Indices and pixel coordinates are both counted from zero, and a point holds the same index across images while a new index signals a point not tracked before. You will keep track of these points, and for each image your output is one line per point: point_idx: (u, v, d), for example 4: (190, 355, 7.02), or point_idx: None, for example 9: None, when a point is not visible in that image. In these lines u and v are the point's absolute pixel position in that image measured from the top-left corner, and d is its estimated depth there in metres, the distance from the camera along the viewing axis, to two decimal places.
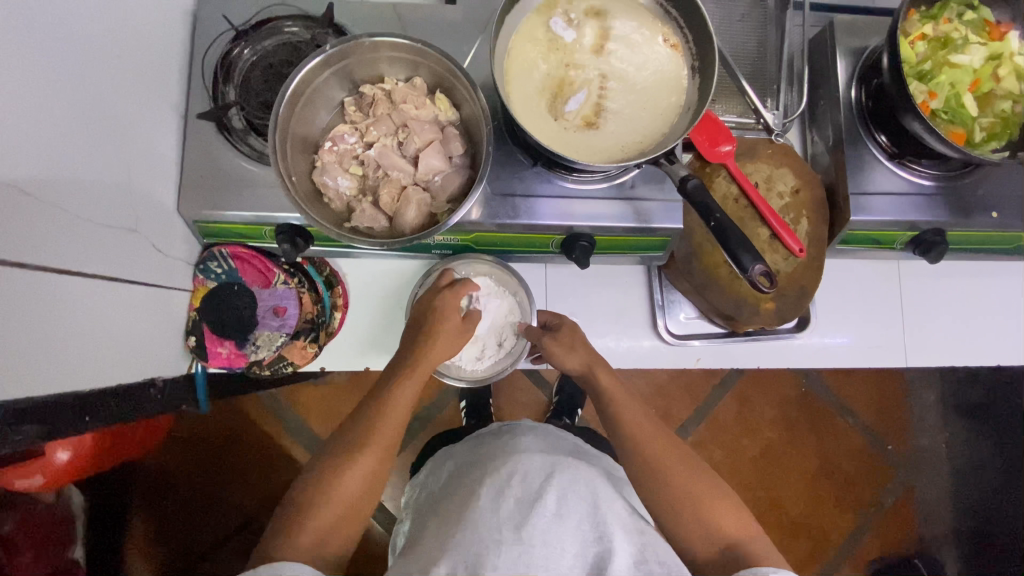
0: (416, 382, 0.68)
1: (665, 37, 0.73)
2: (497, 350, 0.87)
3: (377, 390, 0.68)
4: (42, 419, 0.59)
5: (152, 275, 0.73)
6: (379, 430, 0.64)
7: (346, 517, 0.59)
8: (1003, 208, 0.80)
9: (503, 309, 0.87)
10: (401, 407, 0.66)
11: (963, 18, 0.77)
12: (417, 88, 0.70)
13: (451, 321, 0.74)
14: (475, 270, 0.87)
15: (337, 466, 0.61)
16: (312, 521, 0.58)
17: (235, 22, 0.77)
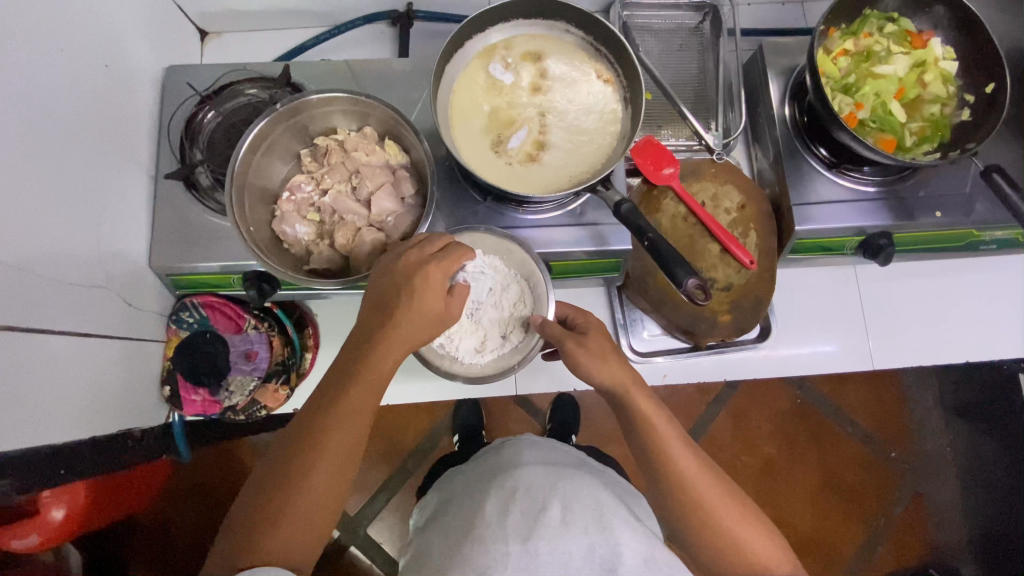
0: (371, 379, 0.61)
1: (599, 74, 0.78)
2: (501, 343, 0.81)
3: (330, 389, 0.62)
4: (20, 473, 0.61)
5: (123, 329, 0.76)
6: (331, 436, 0.59)
7: (308, 533, 0.58)
8: (945, 207, 0.82)
9: (514, 298, 0.81)
10: (357, 410, 0.60)
11: (884, 31, 0.81)
12: (367, 137, 0.75)
13: (429, 300, 0.61)
14: (482, 245, 0.80)
15: (293, 478, 0.58)
16: (269, 539, 0.56)
17: (199, 88, 0.83)
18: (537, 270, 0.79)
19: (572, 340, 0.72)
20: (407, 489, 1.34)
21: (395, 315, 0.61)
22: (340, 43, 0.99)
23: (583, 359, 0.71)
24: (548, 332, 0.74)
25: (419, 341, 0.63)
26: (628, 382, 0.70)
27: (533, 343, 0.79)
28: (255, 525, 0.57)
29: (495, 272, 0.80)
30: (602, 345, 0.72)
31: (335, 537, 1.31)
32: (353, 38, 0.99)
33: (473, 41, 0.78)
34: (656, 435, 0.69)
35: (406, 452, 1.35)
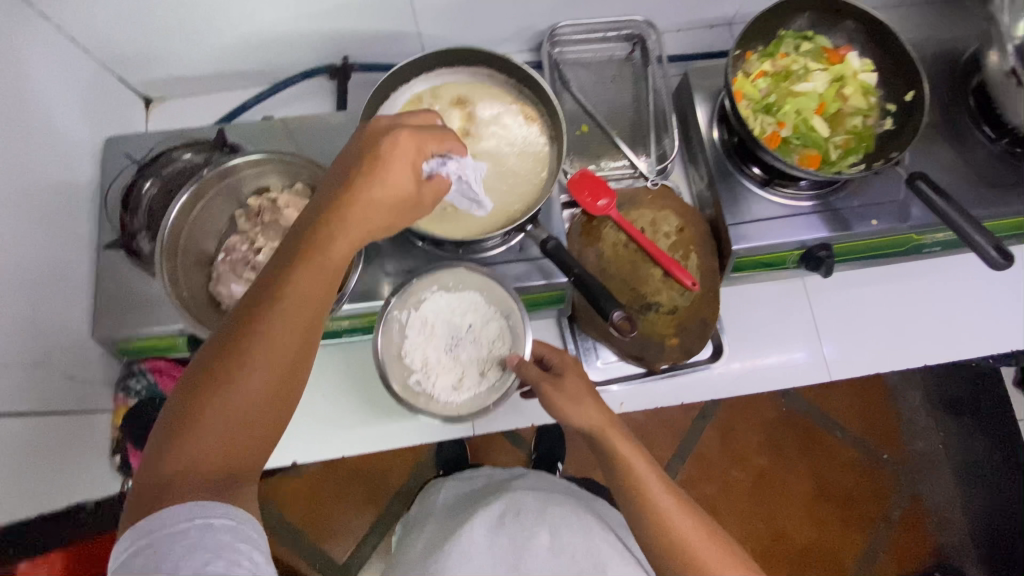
0: (322, 260, 0.50)
1: (525, 115, 0.80)
2: (479, 381, 0.80)
3: (269, 271, 0.51)
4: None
5: (65, 403, 0.76)
6: (270, 330, 0.48)
7: (241, 441, 0.48)
8: (880, 215, 0.82)
9: (493, 335, 0.81)
10: (307, 295, 0.50)
11: (800, 49, 0.83)
12: (300, 193, 0.75)
13: (396, 176, 0.52)
14: (462, 282, 0.81)
15: (220, 376, 0.47)
16: (192, 449, 0.46)
17: (136, 157, 0.84)
18: (514, 307, 0.78)
19: (547, 383, 0.73)
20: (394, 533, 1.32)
21: (355, 190, 0.51)
22: (281, 99, 1.01)
23: (558, 401, 0.72)
24: (526, 374, 0.75)
25: (382, 229, 0.54)
26: (605, 423, 0.70)
27: (511, 383, 0.78)
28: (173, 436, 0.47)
29: (474, 309, 0.81)
30: (577, 387, 0.73)
31: None
32: (296, 93, 1.02)
33: (398, 92, 0.80)
34: (635, 477, 0.67)
35: (390, 495, 1.33)
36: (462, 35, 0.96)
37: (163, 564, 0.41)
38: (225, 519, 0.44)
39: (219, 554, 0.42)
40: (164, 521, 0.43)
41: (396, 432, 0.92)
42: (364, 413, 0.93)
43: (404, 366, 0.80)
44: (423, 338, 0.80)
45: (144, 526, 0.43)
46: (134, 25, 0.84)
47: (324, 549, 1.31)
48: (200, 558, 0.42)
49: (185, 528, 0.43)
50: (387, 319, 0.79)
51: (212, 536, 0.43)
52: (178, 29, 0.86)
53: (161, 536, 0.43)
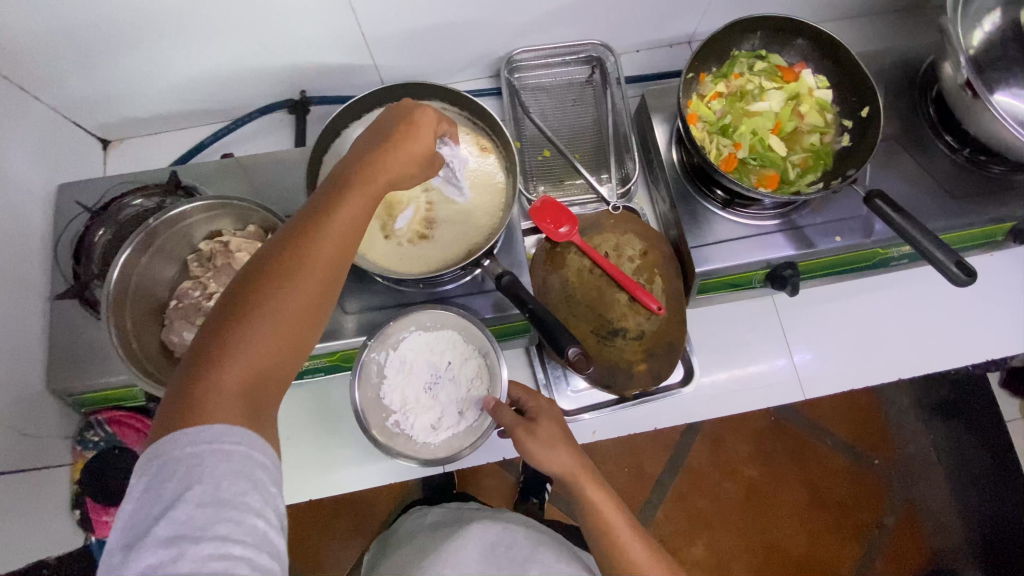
0: (367, 198, 0.54)
1: (479, 146, 0.79)
2: (457, 420, 0.81)
3: (313, 204, 0.53)
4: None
5: (21, 462, 0.74)
6: (315, 253, 0.51)
7: (272, 360, 0.49)
8: (843, 232, 0.82)
9: (471, 374, 0.82)
10: (350, 225, 0.53)
11: (754, 69, 0.83)
12: (252, 236, 0.74)
13: (429, 133, 0.58)
14: (443, 323, 0.82)
15: (263, 294, 0.49)
16: (228, 361, 0.47)
17: (88, 203, 0.83)
18: (492, 349, 0.80)
19: (521, 428, 0.71)
20: None
21: (396, 141, 0.56)
22: (241, 135, 1.00)
23: (532, 449, 0.69)
24: (500, 419, 0.73)
25: (410, 182, 0.59)
26: (579, 471, 0.68)
27: (488, 423, 0.80)
28: (217, 347, 0.47)
29: (453, 347, 0.82)
30: (552, 433, 0.71)
31: None
32: (256, 127, 1.01)
33: (351, 128, 0.79)
34: (609, 528, 0.66)
35: (376, 525, 1.31)
36: (420, 64, 0.96)
37: (206, 481, 0.42)
38: (264, 455, 0.45)
39: (258, 488, 0.44)
40: (213, 432, 0.44)
41: (369, 470, 0.91)
42: (336, 452, 0.92)
43: (384, 409, 0.81)
44: (404, 378, 0.81)
45: (191, 435, 0.43)
46: (83, 71, 0.83)
47: None
48: (240, 486, 0.43)
49: (229, 451, 0.43)
50: (364, 360, 0.80)
51: (252, 468, 0.44)
52: (128, 72, 0.85)
53: (206, 450, 0.43)
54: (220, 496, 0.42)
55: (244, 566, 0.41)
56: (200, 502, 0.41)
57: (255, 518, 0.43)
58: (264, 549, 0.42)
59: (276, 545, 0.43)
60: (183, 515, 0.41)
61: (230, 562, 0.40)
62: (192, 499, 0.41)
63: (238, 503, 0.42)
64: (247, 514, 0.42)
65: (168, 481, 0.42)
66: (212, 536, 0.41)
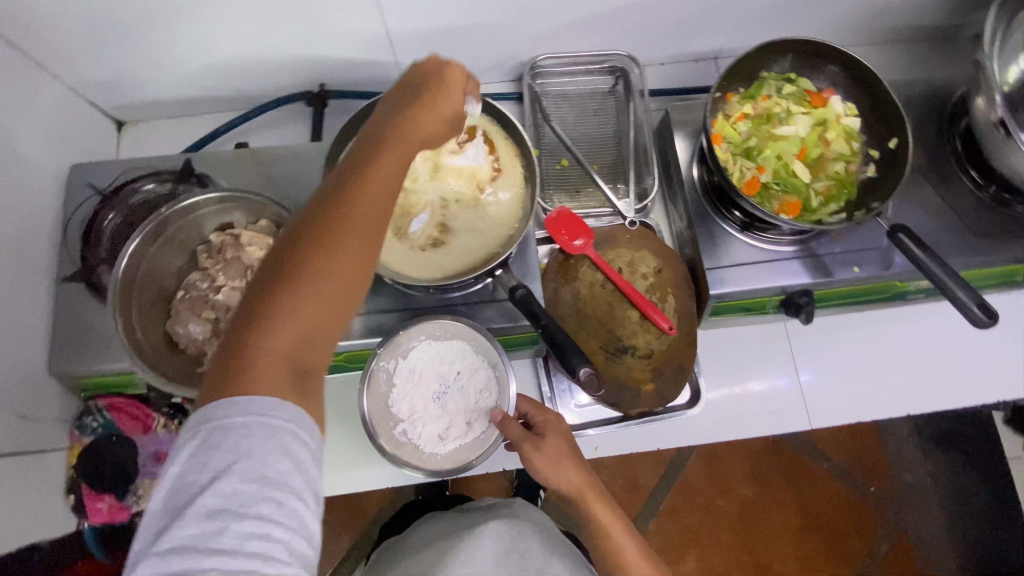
0: (401, 159, 0.53)
1: (499, 153, 0.78)
2: (465, 431, 0.79)
3: (348, 166, 0.52)
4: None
5: (20, 443, 0.73)
6: (356, 215, 0.49)
7: (315, 326, 0.47)
8: (862, 262, 0.81)
9: (480, 385, 0.80)
10: (389, 184, 0.51)
11: (782, 91, 0.81)
12: (264, 230, 0.73)
13: (454, 95, 0.58)
14: (451, 332, 0.80)
15: (304, 259, 0.47)
16: (273, 330, 0.45)
17: (99, 186, 0.82)
18: (501, 361, 0.78)
19: (528, 444, 0.72)
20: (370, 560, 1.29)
21: (423, 102, 0.56)
22: (257, 125, 0.99)
23: (539, 465, 0.71)
24: (507, 432, 0.73)
25: (436, 143, 0.59)
26: (584, 487, 0.72)
27: (495, 435, 0.78)
28: (259, 314, 0.45)
29: (462, 357, 0.80)
30: (558, 447, 0.73)
31: None
32: (272, 117, 1.00)
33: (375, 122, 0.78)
34: (613, 543, 0.71)
35: (367, 520, 1.30)
36: None
37: (253, 457, 0.41)
38: (311, 434, 0.44)
39: (302, 469, 0.43)
40: (265, 409, 0.42)
41: (367, 470, 0.90)
42: (335, 451, 0.91)
43: (391, 418, 0.79)
44: (411, 386, 0.79)
45: (241, 405, 0.42)
46: (104, 52, 0.82)
47: None
48: (284, 466, 0.42)
49: (275, 428, 0.42)
50: (373, 370, 0.78)
51: (297, 447, 0.43)
52: (146, 54, 0.84)
53: (254, 422, 0.42)
54: (266, 474, 0.41)
55: (283, 548, 0.41)
56: (245, 479, 0.40)
57: (295, 499, 0.42)
58: (300, 534, 0.42)
59: (312, 530, 0.43)
60: (228, 489, 0.40)
61: (268, 544, 0.40)
62: (239, 473, 0.40)
63: (282, 482, 0.42)
64: (289, 496, 0.42)
65: (216, 451, 0.41)
66: (254, 515, 0.40)
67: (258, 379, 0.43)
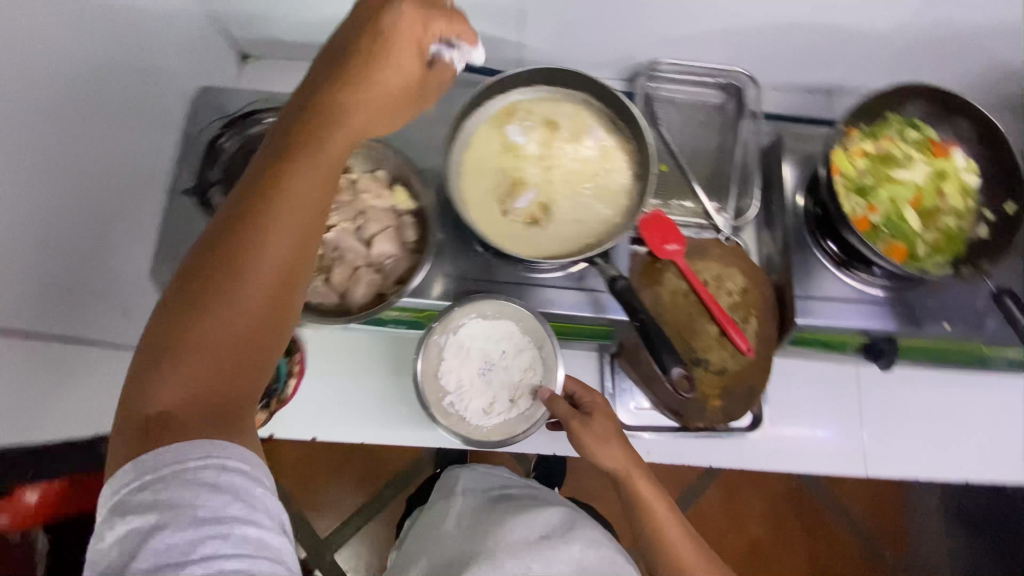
0: (321, 166, 0.49)
1: (615, 145, 0.78)
2: (509, 407, 0.80)
3: (258, 181, 0.49)
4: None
5: (111, 334, 0.76)
6: (260, 250, 0.47)
7: (232, 365, 0.47)
8: (953, 319, 0.80)
9: (525, 364, 0.81)
10: (299, 207, 0.49)
11: (905, 136, 0.81)
12: (379, 180, 0.76)
13: (401, 59, 0.50)
14: (501, 311, 0.81)
15: (207, 303, 0.46)
16: (183, 374, 0.45)
17: (229, 109, 0.86)
18: (549, 340, 0.79)
19: (577, 421, 0.73)
20: (380, 521, 1.30)
21: (345, 88, 0.50)
22: None
23: (587, 441, 0.72)
24: (555, 410, 0.75)
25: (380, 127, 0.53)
26: (630, 466, 0.72)
27: (539, 414, 0.79)
28: (166, 357, 0.45)
29: (509, 337, 0.81)
30: (606, 428, 0.74)
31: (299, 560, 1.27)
32: None
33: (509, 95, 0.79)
34: (659, 523, 0.71)
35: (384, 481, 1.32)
36: (559, 53, 0.96)
37: (181, 504, 0.41)
38: (239, 462, 0.44)
39: (239, 497, 0.42)
40: (181, 449, 0.43)
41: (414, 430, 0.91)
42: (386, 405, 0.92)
43: (440, 388, 0.80)
44: (458, 360, 0.80)
45: (152, 459, 0.42)
46: None
47: (308, 519, 1.29)
48: (220, 498, 0.41)
49: (196, 469, 0.42)
50: (427, 343, 0.79)
51: (227, 479, 0.43)
52: None
53: (171, 473, 0.42)
54: (201, 516, 0.40)
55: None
56: (179, 528, 0.40)
57: (244, 525, 0.42)
58: (262, 555, 0.42)
59: (274, 548, 0.43)
60: (164, 544, 0.40)
61: None
62: (168, 524, 0.40)
63: (221, 516, 0.41)
64: (234, 524, 0.41)
65: (142, 514, 0.41)
66: (199, 556, 0.40)
67: (175, 424, 0.44)
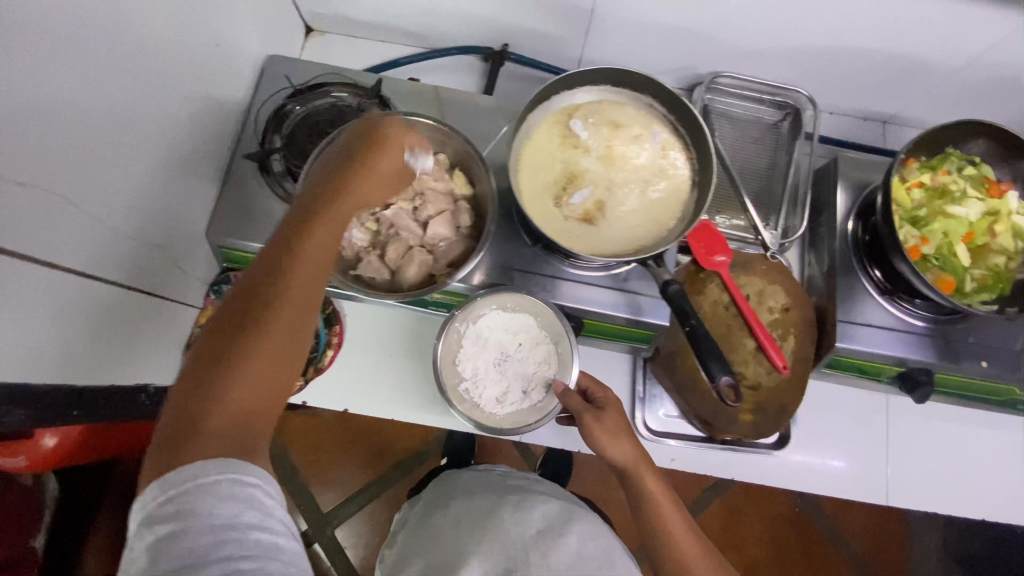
0: (333, 227, 0.59)
1: (676, 154, 0.79)
2: (521, 398, 0.82)
3: (276, 243, 0.57)
4: (28, 405, 0.60)
5: (167, 288, 0.78)
6: (282, 298, 0.54)
7: (254, 396, 0.52)
8: (992, 358, 0.80)
9: (540, 357, 0.82)
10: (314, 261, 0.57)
11: (963, 172, 0.81)
12: (439, 163, 0.76)
13: (392, 154, 0.64)
14: (520, 305, 0.82)
15: (234, 344, 0.52)
16: (210, 404, 0.50)
17: (295, 81, 0.88)
18: (566, 337, 0.81)
19: (589, 414, 0.73)
20: (385, 501, 1.31)
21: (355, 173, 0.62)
22: (430, 66, 1.03)
23: (597, 433, 0.73)
24: (567, 403, 0.76)
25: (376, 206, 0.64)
26: (637, 459, 0.72)
27: (552, 408, 0.81)
28: (196, 394, 0.50)
29: (527, 330, 0.83)
30: (618, 423, 0.74)
31: (302, 531, 1.28)
32: (445, 63, 1.03)
33: (578, 93, 0.80)
34: (662, 517, 0.70)
35: (392, 462, 1.33)
36: (622, 56, 0.97)
37: (199, 514, 0.45)
38: (253, 476, 0.48)
39: (252, 505, 0.47)
40: (209, 460, 0.47)
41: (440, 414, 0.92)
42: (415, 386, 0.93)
43: (456, 374, 0.83)
44: (475, 349, 0.82)
45: (183, 471, 0.46)
46: None
47: (313, 493, 1.30)
48: (235, 508, 0.46)
49: (217, 478, 0.46)
50: (448, 329, 0.82)
51: (242, 490, 0.47)
52: None
53: (195, 483, 0.46)
54: (219, 522, 0.45)
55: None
56: (198, 532, 0.44)
57: (256, 532, 0.46)
58: (274, 558, 0.46)
59: (284, 551, 0.47)
60: (186, 547, 0.44)
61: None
62: (190, 530, 0.44)
63: (236, 523, 0.45)
64: (247, 531, 0.45)
65: (166, 522, 0.45)
66: (217, 557, 0.44)
67: (202, 443, 0.48)
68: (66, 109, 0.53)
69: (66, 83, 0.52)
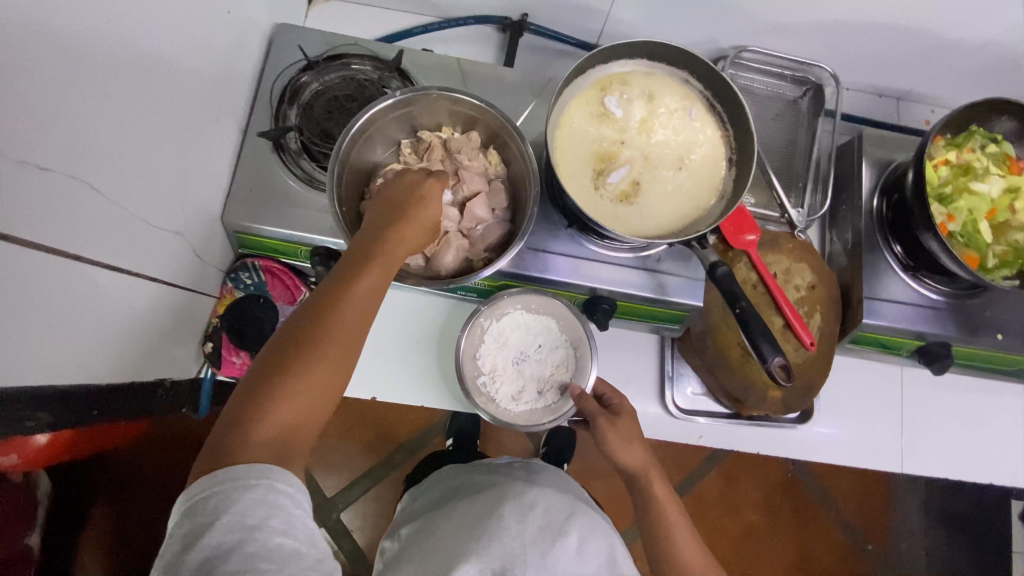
0: (387, 266, 0.58)
1: (711, 132, 0.77)
2: (536, 398, 0.83)
3: (341, 267, 0.57)
4: (49, 408, 0.55)
5: (185, 277, 0.73)
6: (336, 327, 0.53)
7: (295, 417, 0.51)
8: (1007, 330, 0.83)
9: (558, 361, 0.83)
10: (369, 297, 0.56)
11: (986, 149, 0.82)
12: (472, 142, 0.74)
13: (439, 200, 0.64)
14: (542, 305, 0.83)
15: (287, 364, 0.52)
16: (255, 418, 0.50)
17: (308, 53, 0.82)
18: (586, 340, 0.82)
19: (604, 419, 0.74)
20: (391, 483, 1.30)
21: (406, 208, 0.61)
22: (443, 38, 0.98)
23: (611, 440, 0.73)
24: (583, 407, 0.77)
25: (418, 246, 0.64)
26: (648, 465, 0.73)
27: (565, 409, 0.82)
28: (248, 405, 0.50)
29: (547, 332, 0.83)
30: (631, 429, 0.75)
31: None
32: (459, 35, 0.98)
33: (614, 65, 0.77)
34: (669, 521, 0.71)
35: (395, 445, 1.32)
36: (645, 28, 0.94)
37: (233, 511, 0.45)
38: (286, 483, 0.48)
39: (281, 511, 0.47)
40: (245, 468, 0.47)
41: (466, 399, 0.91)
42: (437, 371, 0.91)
43: (475, 368, 0.83)
44: (495, 346, 0.83)
45: (221, 474, 0.47)
46: None
47: (316, 479, 1.28)
48: (266, 511, 0.46)
49: (253, 483, 0.47)
50: (472, 323, 0.82)
51: (276, 497, 0.47)
52: None
53: (227, 485, 0.46)
54: (247, 522, 0.45)
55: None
56: (227, 529, 0.45)
57: (280, 537, 0.46)
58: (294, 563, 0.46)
59: (303, 560, 0.47)
60: (215, 540, 0.45)
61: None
62: (223, 525, 0.45)
63: (262, 525, 0.45)
64: (271, 535, 0.46)
65: (201, 509, 0.46)
66: (243, 554, 0.45)
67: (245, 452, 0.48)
68: (91, 88, 0.49)
69: (90, 59, 0.48)
